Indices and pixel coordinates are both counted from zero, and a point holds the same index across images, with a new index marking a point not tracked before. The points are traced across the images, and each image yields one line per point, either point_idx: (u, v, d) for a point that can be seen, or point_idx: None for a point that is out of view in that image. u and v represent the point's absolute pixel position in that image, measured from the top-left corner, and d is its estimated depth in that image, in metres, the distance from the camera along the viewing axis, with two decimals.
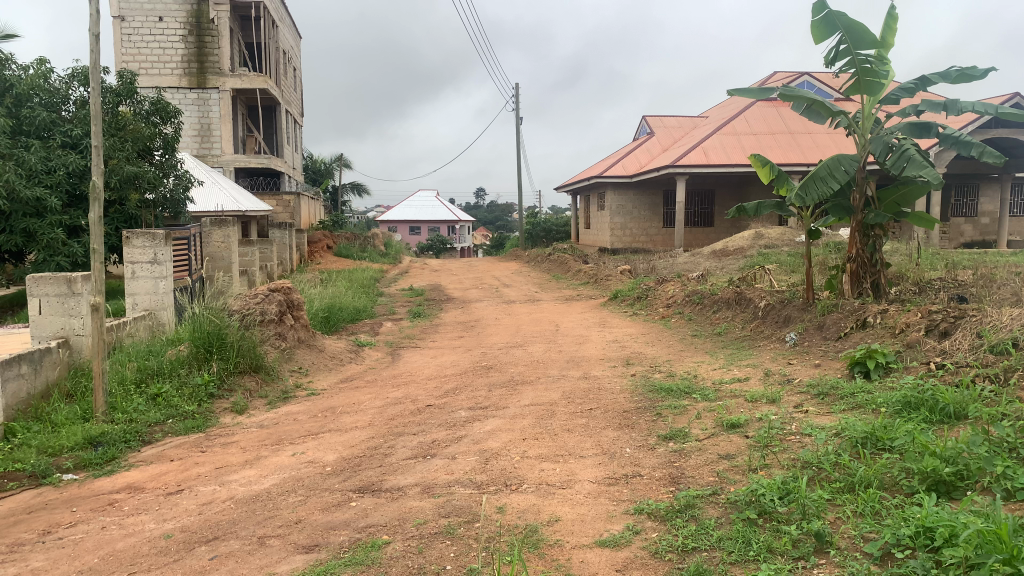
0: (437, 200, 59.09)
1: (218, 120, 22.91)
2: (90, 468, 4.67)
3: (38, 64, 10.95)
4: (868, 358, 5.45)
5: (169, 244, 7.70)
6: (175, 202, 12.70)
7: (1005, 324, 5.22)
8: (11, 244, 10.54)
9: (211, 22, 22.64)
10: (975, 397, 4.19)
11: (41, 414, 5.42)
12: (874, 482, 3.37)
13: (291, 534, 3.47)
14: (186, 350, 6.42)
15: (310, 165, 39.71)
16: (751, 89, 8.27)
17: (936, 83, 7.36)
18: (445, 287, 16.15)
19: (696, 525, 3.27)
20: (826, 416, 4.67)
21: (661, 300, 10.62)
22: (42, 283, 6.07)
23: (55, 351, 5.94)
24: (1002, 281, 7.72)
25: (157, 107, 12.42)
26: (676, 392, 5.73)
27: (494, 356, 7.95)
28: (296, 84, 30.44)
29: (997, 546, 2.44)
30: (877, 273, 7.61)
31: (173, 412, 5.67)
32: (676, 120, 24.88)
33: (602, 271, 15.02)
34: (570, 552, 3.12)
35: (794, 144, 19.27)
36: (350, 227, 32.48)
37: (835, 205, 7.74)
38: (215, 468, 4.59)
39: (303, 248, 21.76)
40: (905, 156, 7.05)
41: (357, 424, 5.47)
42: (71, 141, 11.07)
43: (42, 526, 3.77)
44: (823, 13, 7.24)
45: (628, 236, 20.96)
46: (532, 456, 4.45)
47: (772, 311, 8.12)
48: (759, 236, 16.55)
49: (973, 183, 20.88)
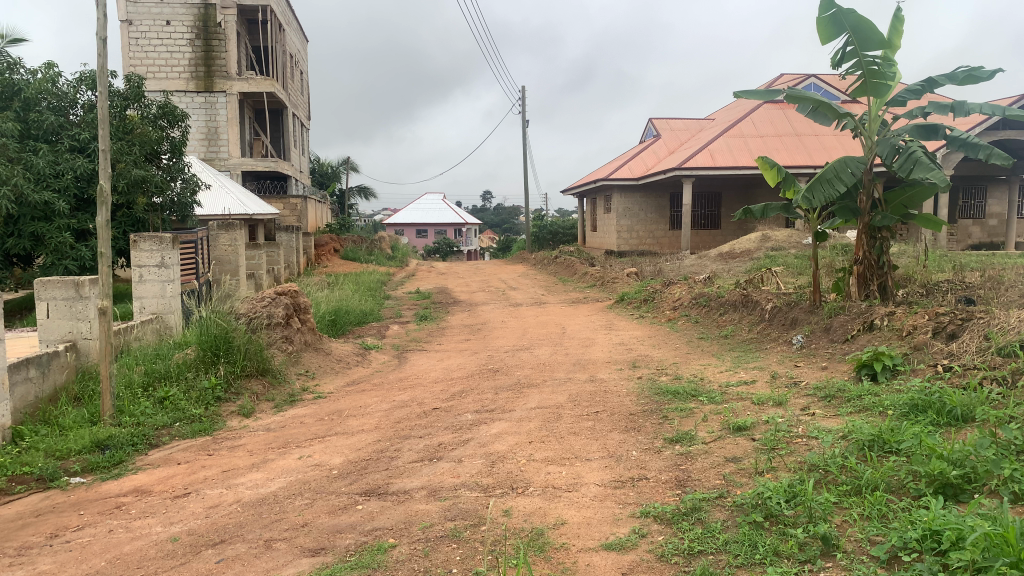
0: (444, 203, 59.29)
1: (225, 123, 23.04)
2: (97, 471, 4.70)
3: (46, 68, 11.06)
4: (875, 360, 5.44)
5: (177, 247, 7.76)
6: (182, 206, 12.81)
7: (1013, 326, 5.19)
8: (20, 247, 10.63)
9: (219, 26, 22.82)
10: (982, 399, 4.18)
11: (49, 416, 5.45)
12: (881, 485, 3.36)
13: (297, 537, 3.48)
14: (193, 352, 6.45)
15: (317, 168, 40.01)
16: (758, 90, 8.23)
17: (943, 85, 7.33)
18: (453, 290, 16.20)
19: (702, 529, 3.25)
20: (833, 417, 4.68)
21: (668, 302, 10.63)
22: (50, 287, 6.15)
23: (63, 354, 5.99)
24: (1010, 284, 7.65)
25: (164, 111, 12.52)
26: (682, 394, 5.74)
27: (500, 359, 7.98)
28: (302, 88, 30.60)
29: (1005, 549, 2.43)
30: (884, 275, 7.58)
31: (180, 414, 5.70)
32: (682, 122, 24.91)
33: (608, 273, 15.05)
34: (577, 556, 3.12)
35: (800, 146, 19.23)
36: (357, 231, 32.61)
37: (842, 206, 7.72)
38: (222, 471, 4.62)
39: (310, 251, 21.86)
40: (912, 158, 7.00)
41: (363, 427, 5.51)
42: (79, 145, 11.18)
43: (50, 530, 3.81)
44: (831, 12, 7.21)
45: (635, 239, 20.94)
46: (538, 459, 4.46)
47: (779, 313, 8.11)
48: (765, 238, 16.52)
49: (981, 184, 20.77)
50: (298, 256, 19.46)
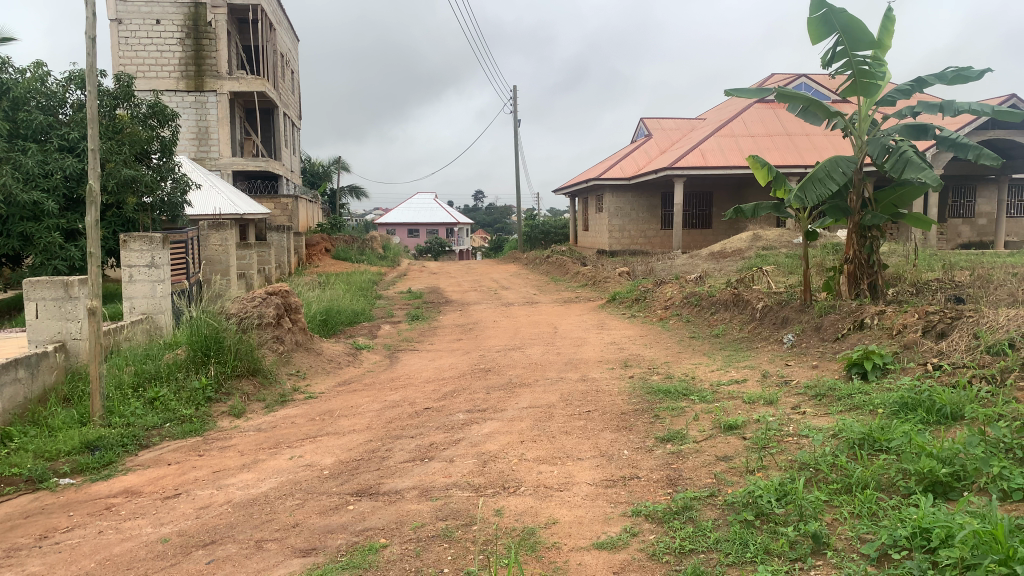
0: (436, 203, 59.19)
1: (216, 123, 22.93)
2: (87, 471, 4.66)
3: (34, 67, 10.96)
4: (866, 359, 5.47)
5: (167, 247, 7.72)
6: (173, 206, 12.75)
7: (1002, 324, 5.23)
8: (9, 247, 10.54)
9: (209, 25, 22.70)
10: (972, 398, 4.21)
11: (38, 418, 5.40)
12: (872, 483, 3.37)
13: (289, 537, 3.46)
14: (184, 353, 6.41)
15: (308, 168, 39.95)
16: (749, 90, 8.24)
17: (932, 85, 7.38)
18: (444, 290, 16.18)
19: (693, 527, 3.26)
20: (823, 416, 4.70)
21: (659, 301, 10.65)
22: (39, 287, 6.09)
23: (52, 355, 5.93)
24: (998, 283, 7.73)
25: (154, 110, 12.43)
26: (674, 394, 5.74)
27: (493, 358, 7.96)
28: (293, 87, 30.47)
29: (994, 547, 2.44)
30: (874, 274, 7.62)
31: (170, 415, 5.66)
32: (674, 121, 24.99)
33: (600, 273, 15.07)
34: (568, 555, 3.12)
35: (791, 146, 19.31)
36: (349, 230, 32.50)
37: (832, 205, 7.75)
38: (212, 472, 4.58)
39: (302, 251, 21.78)
40: (903, 158, 7.03)
41: (354, 427, 5.48)
42: (68, 144, 11.09)
43: (39, 531, 3.77)
44: (821, 11, 7.24)
45: (627, 238, 20.99)
46: (530, 459, 4.45)
47: (770, 313, 8.14)
48: (757, 237, 16.60)
49: (970, 184, 20.97)
50: (292, 257, 19.85)
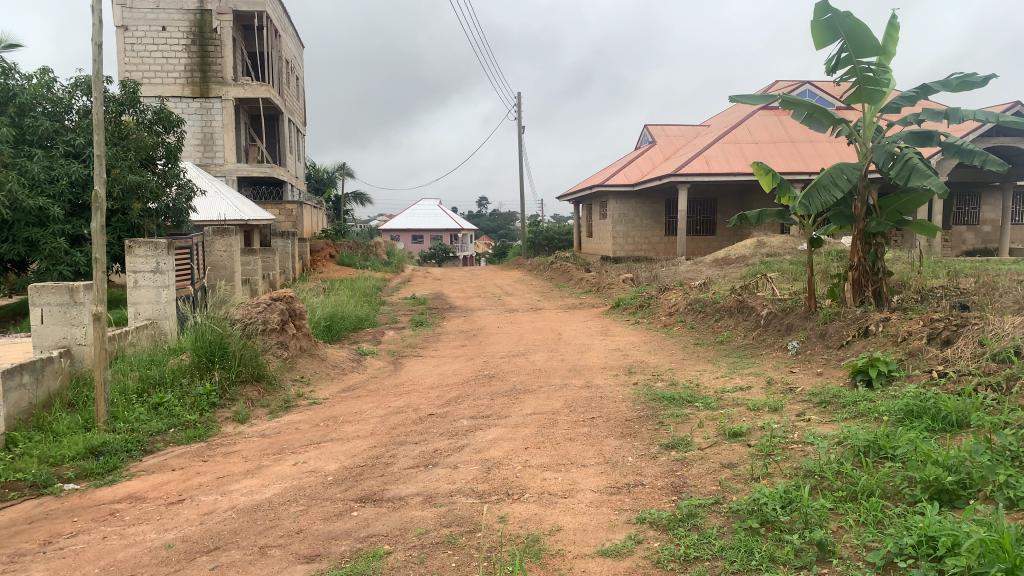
0: (440, 209, 59.39)
1: (221, 129, 23.04)
2: (91, 477, 4.67)
3: (41, 73, 11.06)
4: (870, 366, 5.46)
5: (172, 253, 7.77)
6: (177, 211, 12.92)
7: (1008, 332, 5.22)
8: (14, 253, 10.58)
9: (214, 32, 22.85)
10: (977, 405, 4.18)
11: (42, 423, 5.42)
12: (877, 491, 3.37)
13: (293, 543, 3.47)
14: (188, 359, 6.44)
15: (312, 174, 40.07)
16: (753, 95, 8.23)
17: (937, 91, 7.38)
18: (448, 295, 16.23)
19: (698, 535, 3.25)
20: (828, 424, 4.66)
21: (663, 308, 10.64)
22: (44, 292, 6.12)
23: (57, 360, 5.94)
24: (1004, 290, 7.69)
25: (160, 116, 12.52)
26: (678, 401, 5.72)
27: (496, 365, 7.96)
28: (298, 94, 30.62)
29: (1000, 556, 2.43)
30: (879, 281, 7.61)
31: (174, 421, 5.68)
32: (678, 128, 25.02)
33: (604, 279, 15.07)
34: (573, 562, 3.11)
35: (795, 152, 19.33)
36: (353, 236, 32.69)
37: (837, 213, 7.71)
38: (217, 477, 4.59)
39: (305, 257, 21.83)
40: (908, 165, 6.99)
41: (358, 433, 5.48)
42: (74, 150, 11.17)
43: (43, 536, 3.78)
44: (827, 15, 7.22)
45: (630, 244, 20.98)
46: (534, 465, 4.44)
47: (775, 319, 8.12)
48: (761, 244, 16.60)
49: (975, 191, 20.93)
50: (296, 262, 20.05)
